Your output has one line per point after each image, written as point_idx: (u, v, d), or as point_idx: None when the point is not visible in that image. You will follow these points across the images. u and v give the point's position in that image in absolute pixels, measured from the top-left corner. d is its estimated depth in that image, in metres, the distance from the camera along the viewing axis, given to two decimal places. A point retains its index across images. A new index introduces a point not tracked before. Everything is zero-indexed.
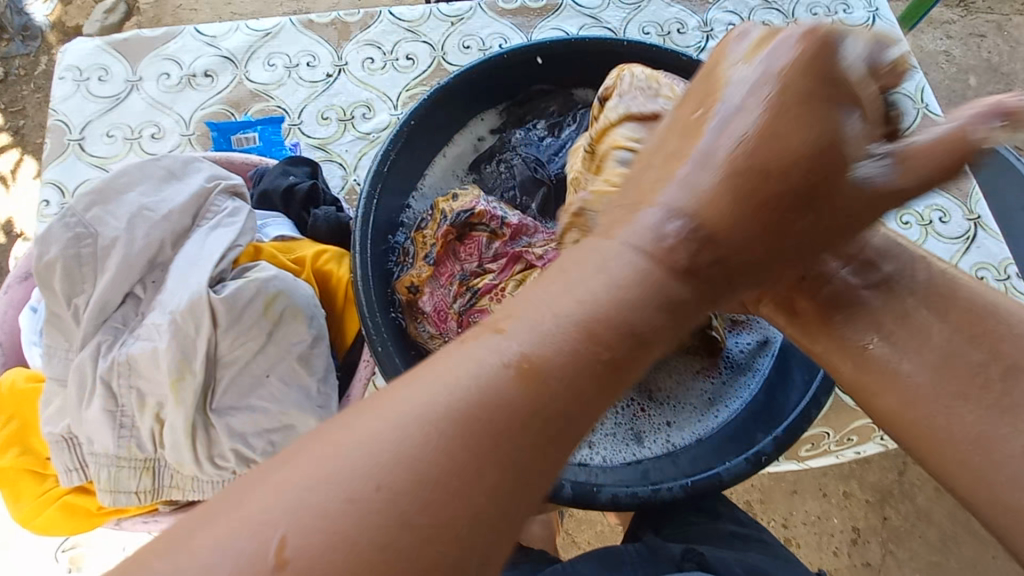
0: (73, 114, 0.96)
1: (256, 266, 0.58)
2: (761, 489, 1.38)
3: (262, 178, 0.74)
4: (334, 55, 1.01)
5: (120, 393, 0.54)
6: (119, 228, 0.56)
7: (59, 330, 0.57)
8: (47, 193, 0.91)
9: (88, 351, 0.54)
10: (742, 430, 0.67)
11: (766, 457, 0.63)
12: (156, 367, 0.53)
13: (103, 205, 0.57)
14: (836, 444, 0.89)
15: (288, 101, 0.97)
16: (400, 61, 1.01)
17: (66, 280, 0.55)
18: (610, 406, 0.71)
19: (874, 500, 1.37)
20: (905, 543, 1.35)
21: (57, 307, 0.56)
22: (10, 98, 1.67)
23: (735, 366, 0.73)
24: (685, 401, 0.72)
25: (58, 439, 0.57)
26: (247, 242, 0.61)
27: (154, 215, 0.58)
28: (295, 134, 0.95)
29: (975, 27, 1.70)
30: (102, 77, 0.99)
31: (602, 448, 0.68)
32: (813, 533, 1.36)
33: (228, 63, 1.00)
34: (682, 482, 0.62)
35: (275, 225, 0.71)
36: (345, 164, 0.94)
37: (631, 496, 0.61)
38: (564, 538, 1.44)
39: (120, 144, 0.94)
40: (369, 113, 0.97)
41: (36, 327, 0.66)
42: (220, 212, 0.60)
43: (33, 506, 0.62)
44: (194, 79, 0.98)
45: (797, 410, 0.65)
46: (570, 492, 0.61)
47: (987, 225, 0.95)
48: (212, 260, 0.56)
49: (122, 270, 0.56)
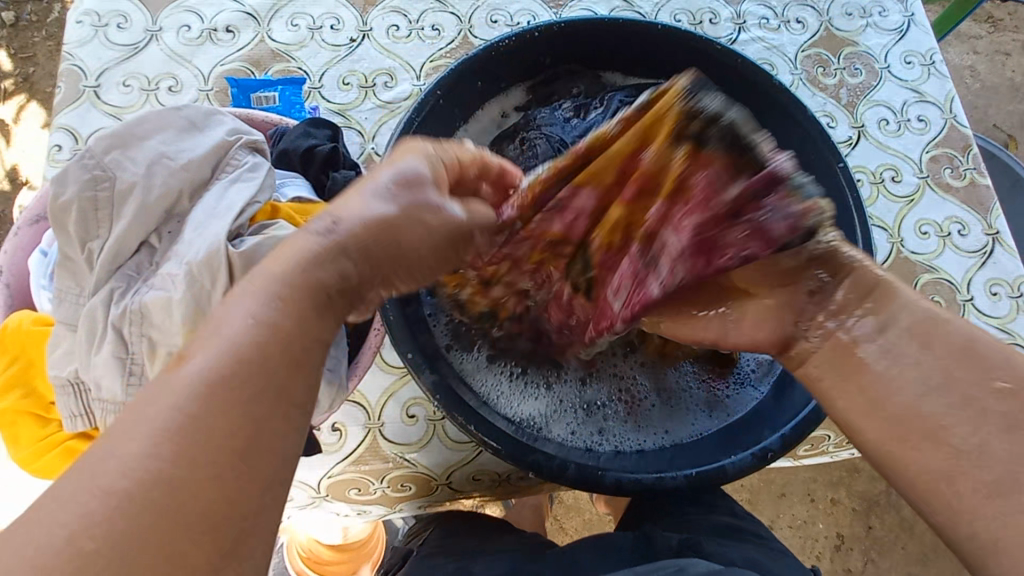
0: (90, 60, 0.94)
1: (274, 223, 0.57)
2: (750, 489, 1.39)
3: (283, 137, 0.73)
4: (360, 20, 0.99)
5: (130, 341, 0.54)
6: (138, 174, 0.55)
7: (71, 273, 0.56)
8: (59, 138, 0.90)
9: (100, 296, 0.54)
10: (746, 427, 0.67)
11: (773, 453, 0.62)
12: (168, 317, 0.53)
13: (123, 149, 0.56)
14: (835, 446, 0.89)
15: (310, 63, 0.96)
16: (425, 31, 0.99)
17: (81, 223, 0.54)
18: (614, 394, 0.71)
19: (860, 508, 1.38)
20: (887, 552, 1.36)
21: (70, 249, 0.55)
22: (21, 44, 1.64)
23: (739, 380, 0.72)
24: (690, 399, 0.71)
25: (64, 384, 0.56)
26: (266, 199, 0.60)
27: (174, 163, 0.57)
28: (315, 98, 0.94)
29: (1002, 44, 1.68)
30: (121, 24, 0.97)
31: (610, 435, 0.68)
32: (798, 536, 1.37)
33: (251, 20, 0.98)
34: (685, 473, 0.62)
35: (293, 185, 0.69)
36: (363, 132, 0.92)
37: (634, 482, 0.61)
38: (551, 524, 1.45)
39: (136, 94, 0.93)
40: (391, 81, 0.95)
41: (44, 271, 0.65)
42: (240, 166, 0.59)
43: (35, 450, 0.62)
44: (216, 34, 0.97)
45: (802, 413, 0.64)
46: (573, 473, 0.61)
47: (1005, 241, 0.94)
48: (231, 213, 0.55)
49: (140, 216, 0.55)
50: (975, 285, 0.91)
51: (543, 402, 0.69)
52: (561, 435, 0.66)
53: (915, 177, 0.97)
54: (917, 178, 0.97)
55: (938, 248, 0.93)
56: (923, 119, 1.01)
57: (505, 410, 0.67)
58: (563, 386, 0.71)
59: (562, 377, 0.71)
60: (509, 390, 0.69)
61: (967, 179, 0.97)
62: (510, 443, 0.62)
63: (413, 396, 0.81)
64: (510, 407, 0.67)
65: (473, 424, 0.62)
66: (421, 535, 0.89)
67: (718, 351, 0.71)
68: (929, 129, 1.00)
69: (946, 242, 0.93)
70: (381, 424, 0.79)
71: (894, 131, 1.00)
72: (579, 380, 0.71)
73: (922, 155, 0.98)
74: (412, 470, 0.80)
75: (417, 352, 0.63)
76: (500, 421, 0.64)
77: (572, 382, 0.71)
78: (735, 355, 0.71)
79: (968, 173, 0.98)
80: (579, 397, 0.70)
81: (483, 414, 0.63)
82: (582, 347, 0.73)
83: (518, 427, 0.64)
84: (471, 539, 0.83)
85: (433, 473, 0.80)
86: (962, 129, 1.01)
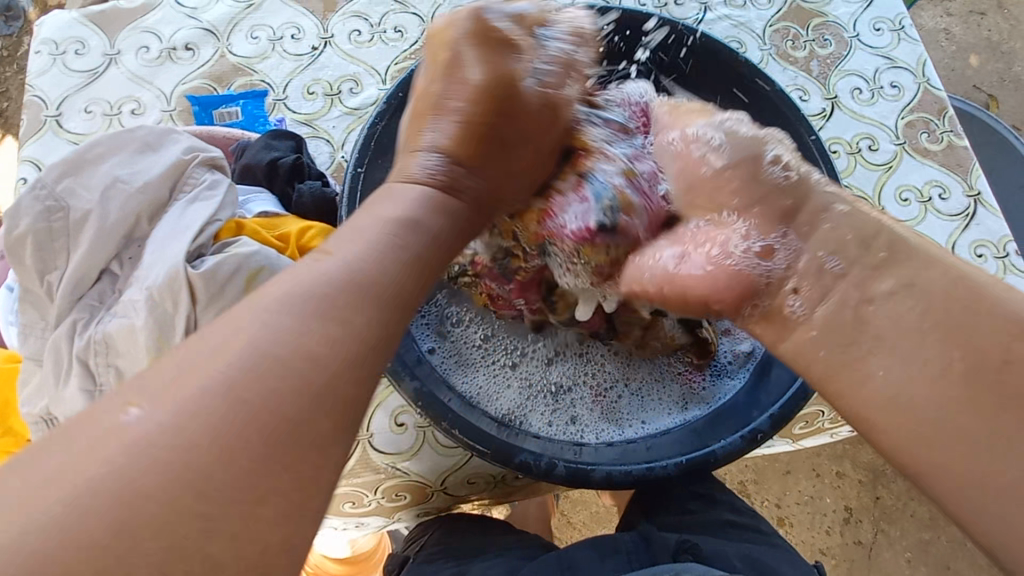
0: (49, 89, 0.93)
1: (237, 240, 0.56)
2: (755, 469, 1.39)
3: (245, 151, 0.72)
4: (320, 27, 0.97)
5: (98, 371, 0.53)
6: (93, 201, 0.54)
7: (34, 307, 0.55)
8: (24, 171, 0.88)
9: (64, 328, 0.53)
10: (734, 409, 0.66)
11: (763, 434, 0.62)
12: (135, 344, 0.52)
13: (75, 176, 0.55)
14: (831, 422, 0.88)
15: (273, 75, 0.94)
16: (388, 34, 0.97)
17: (38, 255, 0.53)
18: (599, 387, 0.70)
19: (866, 479, 1.38)
20: (896, 522, 1.36)
21: (31, 282, 0.54)
22: None
23: (718, 369, 0.71)
24: (668, 391, 0.70)
25: (37, 421, 0.55)
26: (228, 215, 0.59)
27: (130, 186, 0.55)
28: (281, 109, 0.92)
29: (975, 4, 1.67)
30: (79, 50, 0.95)
31: (590, 425, 0.67)
32: (806, 512, 1.37)
33: (211, 35, 0.96)
34: (676, 460, 0.61)
35: (258, 201, 0.68)
36: (332, 140, 0.91)
37: (624, 474, 0.60)
38: (559, 519, 1.44)
39: (100, 120, 0.92)
40: (357, 87, 0.94)
41: (11, 306, 0.63)
42: (199, 185, 0.58)
43: None
44: (176, 52, 0.95)
45: (789, 393, 0.63)
46: (562, 470, 0.60)
47: (987, 201, 0.93)
48: (191, 233, 0.54)
49: (98, 243, 0.54)
50: (960, 248, 0.90)
51: (527, 399, 0.68)
52: (548, 432, 0.65)
53: (892, 144, 0.96)
54: (894, 145, 0.96)
55: (920, 214, 0.92)
56: (896, 85, 1.00)
57: (487, 407, 0.66)
58: (548, 384, 0.70)
59: (546, 375, 0.70)
60: (491, 389, 0.68)
61: (945, 141, 0.97)
62: (496, 443, 0.61)
63: (401, 404, 0.80)
64: (493, 406, 0.66)
65: (457, 427, 0.61)
66: (421, 540, 0.87)
67: (698, 343, 0.70)
68: (903, 94, 0.99)
69: (927, 208, 0.93)
70: (371, 435, 0.78)
71: (868, 99, 0.99)
72: (563, 376, 0.71)
73: (898, 122, 0.97)
74: (406, 479, 0.79)
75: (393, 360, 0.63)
76: (484, 422, 0.63)
77: (556, 379, 0.70)
78: (713, 344, 0.71)
79: (946, 135, 0.97)
80: (564, 393, 0.69)
81: (467, 417, 0.62)
82: (563, 341, 0.72)
83: (502, 427, 0.63)
84: (471, 538, 0.82)
85: (427, 480, 0.79)
86: (936, 92, 1.00)
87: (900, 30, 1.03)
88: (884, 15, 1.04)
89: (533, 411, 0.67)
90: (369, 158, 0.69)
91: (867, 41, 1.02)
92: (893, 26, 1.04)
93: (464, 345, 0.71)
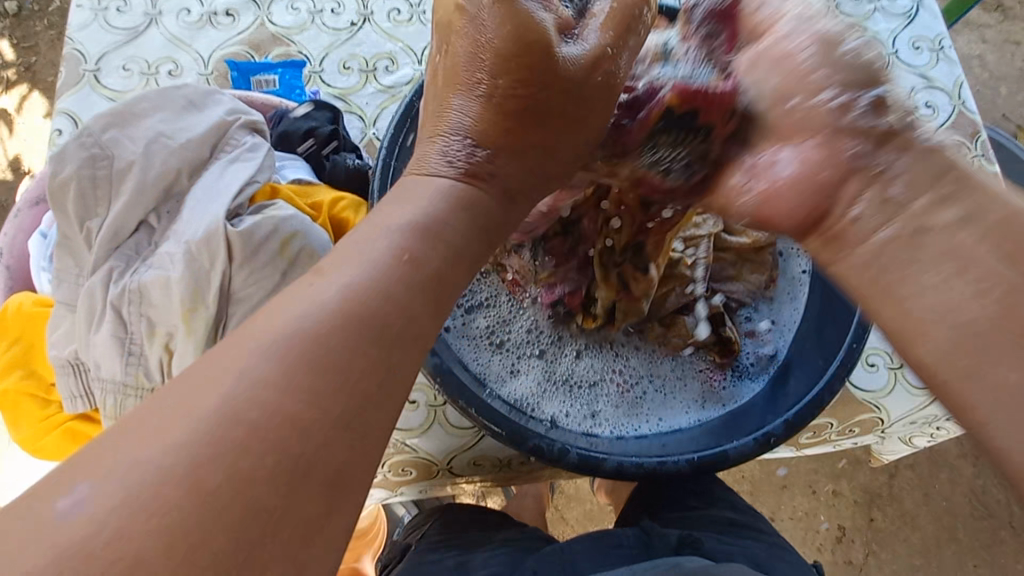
0: (89, 44, 0.94)
1: (273, 204, 0.57)
2: (751, 480, 1.39)
3: (283, 119, 0.73)
4: (361, 3, 0.98)
5: (129, 320, 0.53)
6: (136, 152, 0.55)
7: (69, 253, 0.56)
8: (59, 123, 0.89)
9: (99, 275, 0.53)
10: (750, 413, 0.66)
11: (776, 439, 0.62)
12: (168, 296, 0.53)
13: (121, 127, 0.56)
14: (838, 434, 0.88)
15: (311, 48, 0.95)
16: (427, 15, 0.98)
17: (79, 202, 0.54)
18: (615, 379, 0.70)
19: (862, 500, 1.38)
20: (888, 545, 1.36)
21: (69, 229, 0.55)
22: (21, 32, 1.63)
23: (738, 372, 0.71)
24: (687, 388, 0.70)
25: (63, 364, 0.56)
26: (265, 179, 0.59)
27: (172, 141, 0.56)
28: (316, 82, 0.93)
29: (1011, 33, 1.65)
30: (121, 7, 0.96)
31: (607, 419, 0.67)
32: (799, 527, 1.37)
33: (252, 3, 0.97)
34: (688, 457, 0.61)
35: (293, 167, 0.69)
36: (365, 117, 0.91)
37: (636, 466, 0.61)
38: (552, 513, 1.45)
39: (136, 78, 0.92)
40: (393, 65, 0.94)
41: (44, 253, 0.65)
42: (240, 146, 0.59)
43: (34, 431, 0.61)
44: (216, 17, 0.96)
45: (804, 402, 0.63)
46: (575, 458, 0.61)
47: None
48: (229, 193, 0.55)
49: (137, 195, 0.54)
50: None
51: (544, 385, 0.69)
52: (561, 419, 0.66)
53: None
54: None
55: None
56: (931, 106, 0.99)
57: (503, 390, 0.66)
58: (565, 372, 0.70)
59: (564, 363, 0.71)
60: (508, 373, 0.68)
61: (975, 166, 0.96)
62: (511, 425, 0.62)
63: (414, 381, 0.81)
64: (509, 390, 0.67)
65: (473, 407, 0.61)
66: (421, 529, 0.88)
67: (721, 341, 0.71)
68: (937, 115, 0.99)
69: None
70: None
71: None
72: (582, 364, 0.71)
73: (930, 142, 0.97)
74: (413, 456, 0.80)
75: None
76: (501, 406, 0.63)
77: (574, 366, 0.71)
78: (737, 344, 0.71)
79: (977, 160, 0.96)
80: (580, 382, 0.70)
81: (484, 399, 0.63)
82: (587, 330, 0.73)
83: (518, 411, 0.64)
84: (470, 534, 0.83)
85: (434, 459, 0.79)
86: (970, 115, 0.99)
87: (939, 50, 1.03)
88: (924, 34, 1.03)
89: (549, 397, 0.68)
90: (405, 135, 0.68)
91: (905, 60, 1.02)
92: (932, 46, 1.03)
93: (487, 324, 0.71)
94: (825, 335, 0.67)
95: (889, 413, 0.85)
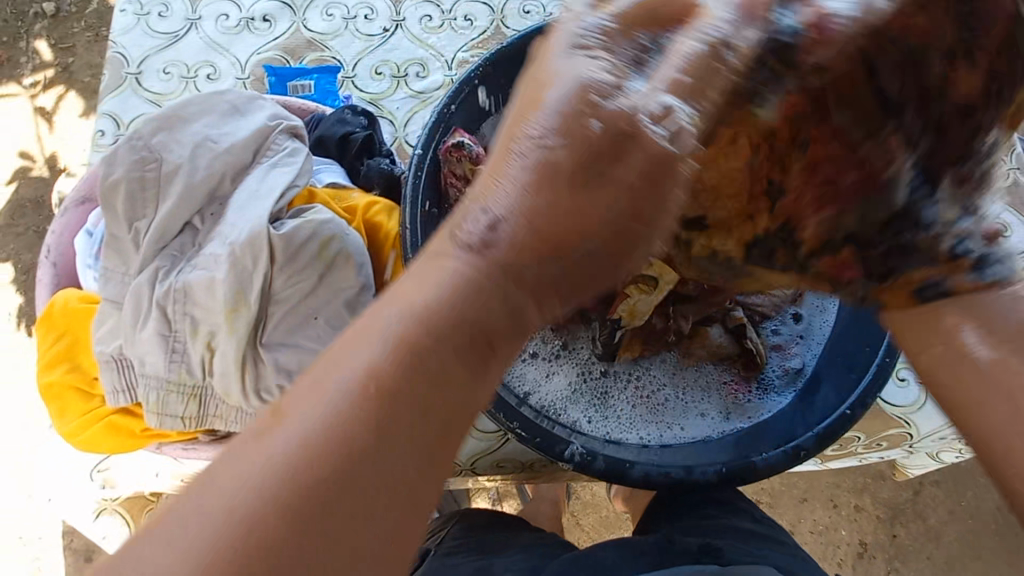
0: (132, 48, 0.97)
1: (312, 208, 0.59)
2: (771, 492, 1.37)
3: (320, 123, 0.74)
4: (393, 10, 0.99)
5: (173, 319, 0.55)
6: (184, 156, 0.57)
7: (118, 252, 0.58)
8: (102, 124, 0.92)
9: (146, 274, 0.55)
10: (777, 424, 0.65)
11: (806, 452, 0.62)
12: (211, 296, 0.54)
13: (170, 132, 0.58)
14: (864, 447, 0.87)
15: (344, 53, 0.97)
16: (458, 21, 0.99)
17: (129, 203, 0.56)
18: (637, 386, 0.70)
19: (885, 516, 1.35)
20: (912, 563, 1.33)
21: (119, 229, 0.57)
22: (60, 35, 1.68)
23: (763, 386, 0.70)
24: (710, 400, 0.69)
25: (109, 359, 0.58)
26: (304, 184, 0.61)
27: (218, 146, 0.58)
28: (349, 87, 0.95)
29: None
30: (162, 13, 0.99)
31: (630, 427, 0.67)
32: (819, 542, 1.35)
33: (288, 9, 0.99)
34: (715, 467, 0.62)
35: (329, 172, 0.71)
36: (395, 121, 0.93)
37: (662, 476, 0.61)
38: (568, 519, 1.45)
39: (176, 81, 0.95)
40: (424, 71, 0.96)
41: (90, 251, 0.67)
42: (281, 151, 0.60)
43: (79, 423, 0.63)
44: (253, 23, 0.98)
45: (833, 415, 0.63)
46: (601, 465, 0.61)
47: None
48: (272, 197, 0.57)
49: (185, 198, 0.56)
50: None
51: (569, 386, 0.69)
52: (585, 424, 0.66)
53: None
54: None
55: None
56: None
57: (529, 396, 0.67)
58: (593, 375, 0.71)
59: (594, 362, 0.71)
60: (534, 377, 0.69)
61: None
62: (538, 432, 0.62)
63: None
64: (532, 393, 0.67)
65: (499, 412, 0.62)
66: (438, 535, 0.89)
67: (745, 354, 0.70)
68: None
69: None
70: None
71: None
72: (613, 369, 0.71)
73: None
74: None
75: None
76: (527, 411, 0.63)
77: (604, 370, 0.71)
78: (762, 357, 0.70)
79: None
80: (604, 389, 0.70)
81: (509, 404, 0.63)
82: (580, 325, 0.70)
83: (544, 416, 0.64)
84: (486, 536, 0.83)
85: (457, 460, 0.80)
86: None
87: None
88: None
89: (572, 401, 0.68)
90: (439, 140, 0.70)
91: None
92: None
93: None
94: (853, 352, 0.67)
95: (920, 429, 0.83)
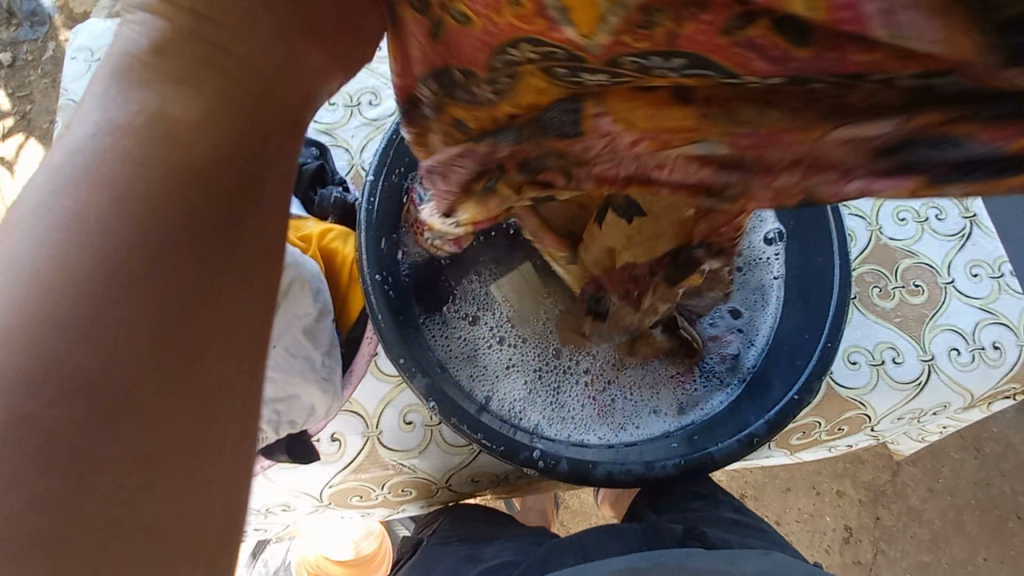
0: None
1: None
2: (755, 485, 1.40)
3: None
4: None
5: None
6: None
7: None
8: None
9: None
10: (731, 415, 0.67)
11: (759, 438, 0.65)
12: None
13: None
14: (829, 433, 0.90)
15: None
16: None
17: None
18: (594, 387, 0.72)
19: (866, 499, 1.39)
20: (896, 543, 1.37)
21: None
22: (17, 83, 1.68)
23: (707, 374, 0.72)
24: (664, 396, 0.72)
25: None
26: None
27: None
28: None
29: None
30: None
31: (590, 427, 0.69)
32: (805, 530, 1.38)
33: None
34: (675, 461, 0.64)
35: None
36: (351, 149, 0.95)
37: (624, 473, 0.64)
38: (559, 528, 1.45)
39: None
40: (376, 99, 0.98)
41: None
42: None
43: None
44: None
45: (783, 401, 0.66)
46: (565, 467, 0.63)
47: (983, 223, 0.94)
48: None
49: None
50: (956, 267, 0.92)
51: (530, 391, 0.71)
52: (548, 428, 0.68)
53: None
54: None
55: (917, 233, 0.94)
56: None
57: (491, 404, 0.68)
58: (553, 379, 0.73)
59: (553, 364, 0.73)
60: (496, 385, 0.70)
61: None
62: (503, 439, 0.64)
63: (409, 403, 0.83)
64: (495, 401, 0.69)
65: (464, 423, 0.64)
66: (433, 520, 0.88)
67: (685, 343, 0.72)
68: None
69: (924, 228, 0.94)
70: (379, 433, 0.81)
71: None
72: (570, 371, 0.73)
73: None
74: (413, 476, 0.82)
75: (407, 355, 0.66)
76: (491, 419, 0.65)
77: (562, 373, 0.73)
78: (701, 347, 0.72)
79: None
80: (564, 391, 0.72)
81: (473, 414, 0.65)
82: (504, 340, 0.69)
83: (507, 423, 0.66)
84: (478, 524, 0.83)
85: (433, 476, 0.82)
86: None
87: None
88: None
89: (534, 406, 0.70)
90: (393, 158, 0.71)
91: None
92: None
93: (475, 337, 0.73)
94: (797, 339, 0.70)
95: (875, 409, 0.87)
